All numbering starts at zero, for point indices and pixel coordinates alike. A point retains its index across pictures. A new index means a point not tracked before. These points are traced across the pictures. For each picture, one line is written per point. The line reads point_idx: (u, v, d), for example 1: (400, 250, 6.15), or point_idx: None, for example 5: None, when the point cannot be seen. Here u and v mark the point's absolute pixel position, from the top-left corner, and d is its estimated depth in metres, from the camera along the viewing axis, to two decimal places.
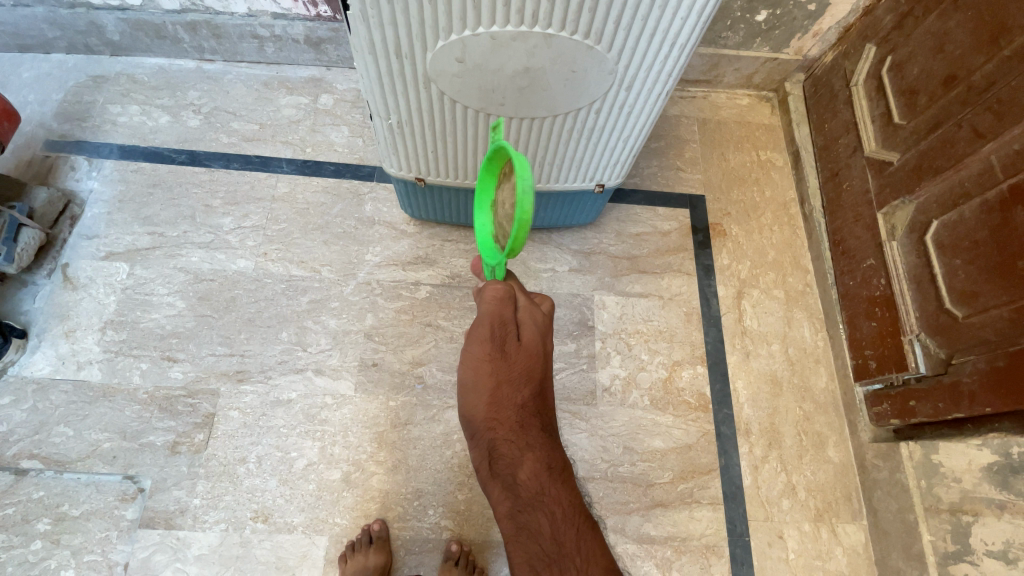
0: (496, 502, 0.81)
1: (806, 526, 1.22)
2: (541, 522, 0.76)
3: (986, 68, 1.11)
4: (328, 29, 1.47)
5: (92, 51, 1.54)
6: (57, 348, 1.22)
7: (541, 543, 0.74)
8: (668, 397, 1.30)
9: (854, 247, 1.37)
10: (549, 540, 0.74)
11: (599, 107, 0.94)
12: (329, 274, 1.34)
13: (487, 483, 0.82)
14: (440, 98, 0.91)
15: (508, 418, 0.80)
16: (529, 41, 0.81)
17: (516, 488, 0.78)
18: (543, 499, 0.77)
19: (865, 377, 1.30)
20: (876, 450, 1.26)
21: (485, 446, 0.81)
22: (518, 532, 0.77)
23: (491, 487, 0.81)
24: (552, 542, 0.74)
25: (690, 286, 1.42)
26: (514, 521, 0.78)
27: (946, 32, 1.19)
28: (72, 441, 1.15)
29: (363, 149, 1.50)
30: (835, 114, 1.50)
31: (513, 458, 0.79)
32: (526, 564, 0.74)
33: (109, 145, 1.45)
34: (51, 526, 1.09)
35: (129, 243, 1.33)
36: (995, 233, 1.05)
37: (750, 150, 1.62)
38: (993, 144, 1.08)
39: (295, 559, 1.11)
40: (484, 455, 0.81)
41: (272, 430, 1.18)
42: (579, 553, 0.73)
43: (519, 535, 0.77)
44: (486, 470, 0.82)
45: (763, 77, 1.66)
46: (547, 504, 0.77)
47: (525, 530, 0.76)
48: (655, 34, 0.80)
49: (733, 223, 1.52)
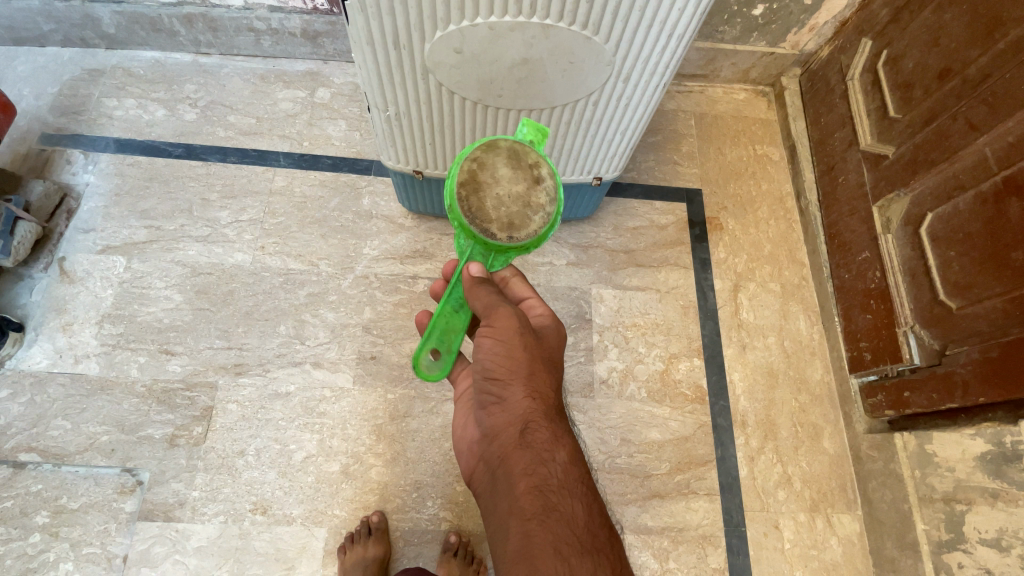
0: (516, 477, 0.65)
1: (801, 516, 1.23)
2: (574, 510, 0.63)
3: (981, 61, 1.12)
4: (325, 22, 1.46)
5: (88, 45, 1.53)
6: (54, 342, 1.22)
7: (574, 530, 0.61)
8: (665, 389, 1.31)
9: (850, 240, 1.38)
10: (583, 533, 0.61)
11: (597, 99, 0.94)
12: (327, 267, 1.34)
13: (505, 456, 0.67)
14: (438, 89, 0.91)
15: (550, 394, 0.70)
16: (528, 32, 0.81)
17: (552, 463, 0.65)
18: (582, 485, 0.65)
19: (860, 369, 1.31)
20: (871, 441, 1.27)
21: (518, 411, 0.69)
22: (545, 511, 0.61)
23: (511, 459, 0.66)
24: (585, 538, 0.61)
25: (687, 279, 1.43)
26: (538, 502, 0.62)
27: (942, 25, 1.20)
28: (70, 434, 1.15)
29: (361, 143, 1.50)
30: (832, 108, 1.50)
31: (553, 433, 0.67)
32: (555, 551, 0.58)
33: (105, 139, 1.44)
34: (50, 519, 1.09)
35: (126, 236, 1.33)
36: (989, 225, 1.06)
37: (746, 144, 1.63)
38: (987, 137, 1.09)
39: (294, 551, 1.11)
40: (510, 423, 0.68)
41: (271, 423, 1.19)
42: (617, 560, 0.61)
43: (546, 516, 0.61)
44: (508, 442, 0.67)
45: (760, 72, 1.67)
46: (583, 494, 0.65)
47: (555, 512, 0.61)
48: (653, 26, 0.81)
49: (730, 217, 1.52)
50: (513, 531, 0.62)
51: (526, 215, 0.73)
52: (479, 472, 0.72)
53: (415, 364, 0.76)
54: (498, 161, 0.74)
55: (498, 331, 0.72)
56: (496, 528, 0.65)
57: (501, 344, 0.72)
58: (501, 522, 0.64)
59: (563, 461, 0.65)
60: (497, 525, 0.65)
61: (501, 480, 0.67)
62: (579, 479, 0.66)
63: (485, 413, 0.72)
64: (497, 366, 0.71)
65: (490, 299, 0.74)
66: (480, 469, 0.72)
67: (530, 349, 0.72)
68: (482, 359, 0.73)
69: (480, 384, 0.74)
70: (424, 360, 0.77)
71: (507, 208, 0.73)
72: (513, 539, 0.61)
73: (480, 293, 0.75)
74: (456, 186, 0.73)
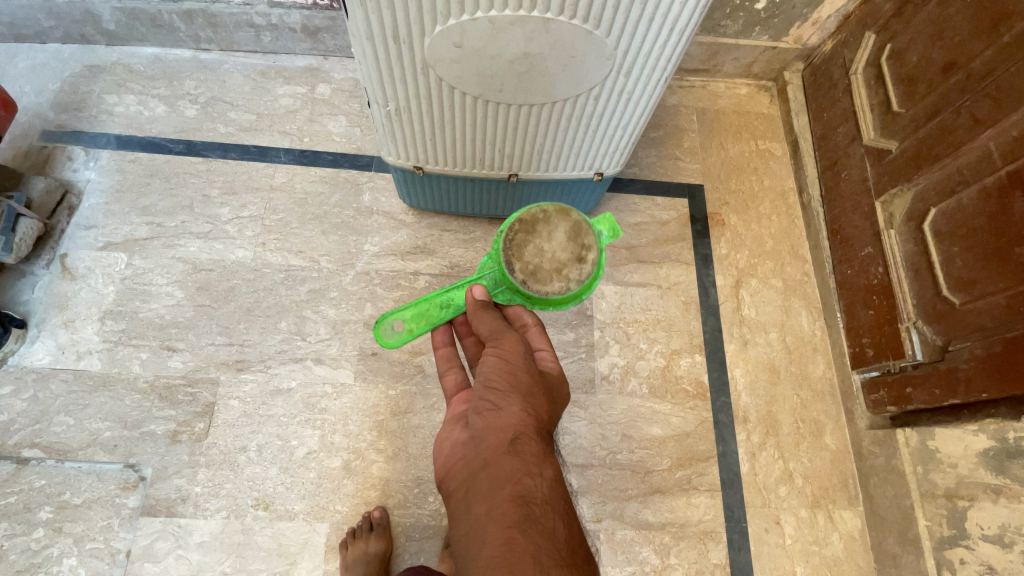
0: (500, 485, 0.66)
1: (802, 512, 1.23)
2: (554, 525, 0.64)
3: (985, 55, 1.11)
4: (325, 18, 1.46)
5: (88, 41, 1.53)
6: (56, 338, 1.22)
7: (553, 544, 0.61)
8: (667, 385, 1.31)
9: (852, 236, 1.38)
10: (560, 547, 0.61)
11: (598, 93, 0.94)
12: (328, 263, 1.34)
13: (491, 465, 0.68)
14: (438, 84, 0.91)
15: (543, 419, 0.74)
16: (528, 26, 0.80)
17: (537, 478, 0.67)
18: (562, 506, 0.67)
19: (862, 365, 1.30)
20: (873, 436, 1.27)
21: (509, 425, 0.71)
22: (527, 520, 0.62)
23: (496, 467, 0.68)
24: (561, 552, 0.61)
25: (689, 275, 1.42)
26: (518, 509, 0.63)
27: (946, 19, 1.19)
28: (73, 430, 1.15)
29: (361, 139, 1.49)
30: (835, 103, 1.49)
31: (540, 452, 0.70)
32: (532, 559, 0.58)
33: (106, 135, 1.44)
34: (53, 514, 1.09)
35: (127, 233, 1.33)
36: (992, 220, 1.05)
37: (748, 139, 1.62)
38: (991, 131, 1.08)
39: (296, 546, 1.11)
40: (500, 435, 0.71)
41: (272, 419, 1.19)
42: None
43: (526, 525, 0.62)
44: (496, 449, 0.69)
45: (762, 66, 1.66)
46: (563, 512, 0.66)
47: (535, 524, 0.62)
48: (654, 19, 0.80)
49: (732, 213, 1.52)
50: (492, 536, 0.62)
51: (552, 276, 0.86)
52: (455, 475, 0.73)
53: (378, 322, 0.88)
54: (558, 226, 0.87)
55: (502, 352, 0.79)
56: (469, 534, 0.65)
57: (505, 365, 0.78)
58: (477, 526, 0.64)
59: (549, 480, 0.68)
60: (472, 531, 0.65)
61: (482, 486, 0.67)
62: (560, 499, 0.67)
63: (475, 420, 0.75)
64: (494, 379, 0.77)
65: (496, 324, 0.83)
66: (457, 474, 0.72)
67: (531, 375, 0.77)
68: (484, 375, 0.78)
69: (476, 397, 0.77)
70: (388, 325, 0.88)
71: (542, 261, 0.86)
72: (489, 544, 0.61)
73: (486, 317, 0.84)
74: (516, 220, 0.88)
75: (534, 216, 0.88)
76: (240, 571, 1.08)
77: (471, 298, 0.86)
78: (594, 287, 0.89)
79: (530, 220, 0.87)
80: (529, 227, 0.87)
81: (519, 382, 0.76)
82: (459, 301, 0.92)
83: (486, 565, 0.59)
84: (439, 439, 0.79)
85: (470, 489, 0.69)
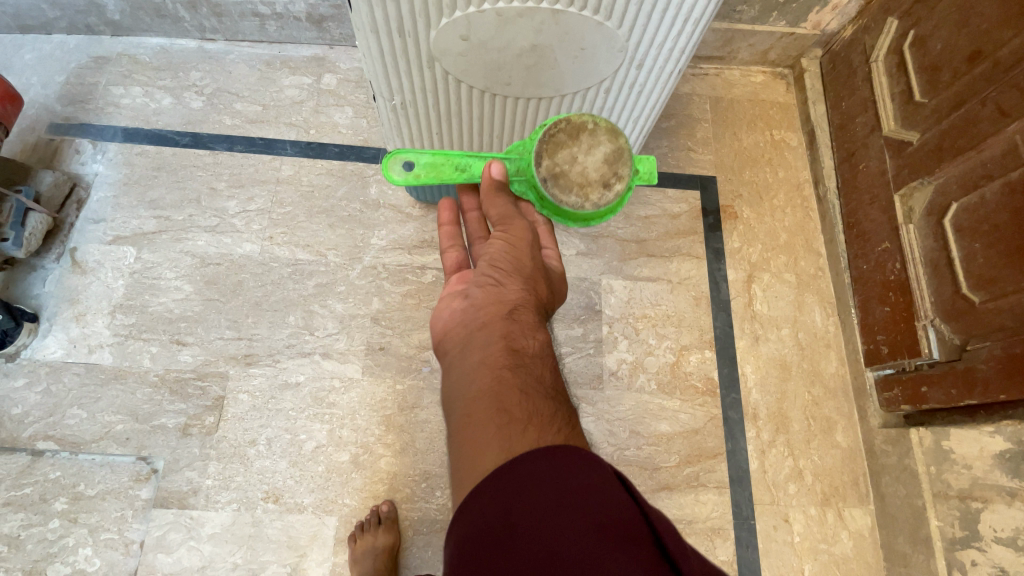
0: (491, 340, 0.65)
1: (812, 510, 1.23)
2: (542, 375, 0.64)
3: (1013, 43, 1.06)
4: (330, 6, 1.43)
5: (93, 32, 1.51)
6: (68, 332, 1.23)
7: (540, 386, 0.61)
8: (676, 381, 1.29)
9: (869, 230, 1.34)
10: (548, 392, 0.61)
11: (609, 86, 0.91)
12: (335, 257, 1.33)
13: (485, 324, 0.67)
14: (444, 78, 0.88)
15: (543, 299, 0.74)
16: (537, 17, 0.78)
17: (531, 340, 0.66)
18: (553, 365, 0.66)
19: (876, 362, 1.28)
20: (885, 435, 1.25)
21: (508, 296, 0.70)
22: (515, 367, 0.61)
23: (490, 327, 0.66)
24: (548, 397, 0.61)
25: (700, 269, 1.40)
26: (507, 357, 0.63)
27: (973, 4, 1.14)
28: (86, 423, 1.17)
29: (367, 130, 1.47)
30: (853, 92, 1.45)
31: (536, 321, 0.69)
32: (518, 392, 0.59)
33: (113, 128, 1.44)
34: (68, 505, 1.12)
35: (136, 226, 1.33)
36: (1015, 216, 1.02)
37: (763, 129, 1.58)
38: (1017, 123, 1.04)
39: (306, 539, 1.12)
40: (498, 300, 0.69)
41: (281, 413, 1.20)
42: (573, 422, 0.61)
43: (515, 368, 0.61)
44: (494, 313, 0.68)
45: (779, 53, 1.61)
46: (551, 368, 0.66)
47: (523, 369, 0.62)
48: (668, 11, 0.77)
49: (745, 205, 1.48)
50: (482, 380, 0.61)
51: (573, 190, 0.78)
52: (452, 335, 0.70)
53: (387, 157, 0.80)
54: (597, 141, 0.79)
55: (509, 236, 0.76)
56: (459, 381, 0.63)
57: (510, 247, 0.76)
58: (467, 367, 0.64)
59: (542, 343, 0.67)
60: (463, 370, 0.64)
61: (476, 339, 0.66)
62: (551, 362, 0.67)
63: (478, 291, 0.72)
64: (498, 260, 0.75)
65: (506, 209, 0.78)
66: (454, 336, 0.70)
67: (535, 262, 0.76)
68: (488, 255, 0.76)
69: (477, 275, 0.75)
70: (397, 163, 0.81)
71: (569, 169, 0.78)
72: (477, 385, 0.61)
73: (497, 201, 0.78)
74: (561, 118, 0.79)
75: (583, 124, 0.78)
76: (251, 563, 1.10)
77: (487, 175, 0.79)
78: (604, 219, 0.83)
79: (576, 127, 0.78)
80: (572, 134, 0.78)
81: (523, 267, 0.75)
82: (476, 172, 0.82)
83: (472, 398, 0.59)
84: (438, 305, 0.77)
85: (464, 345, 0.67)
